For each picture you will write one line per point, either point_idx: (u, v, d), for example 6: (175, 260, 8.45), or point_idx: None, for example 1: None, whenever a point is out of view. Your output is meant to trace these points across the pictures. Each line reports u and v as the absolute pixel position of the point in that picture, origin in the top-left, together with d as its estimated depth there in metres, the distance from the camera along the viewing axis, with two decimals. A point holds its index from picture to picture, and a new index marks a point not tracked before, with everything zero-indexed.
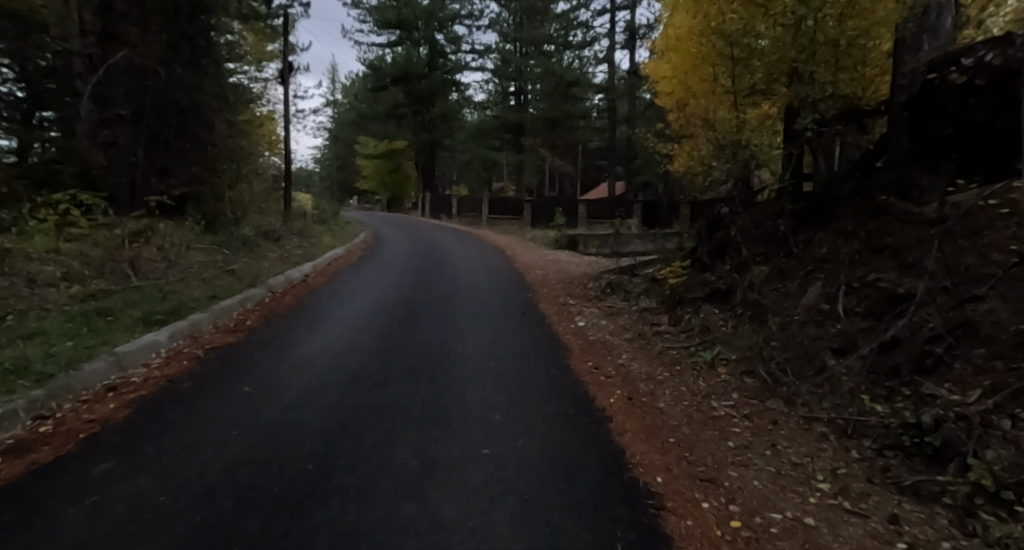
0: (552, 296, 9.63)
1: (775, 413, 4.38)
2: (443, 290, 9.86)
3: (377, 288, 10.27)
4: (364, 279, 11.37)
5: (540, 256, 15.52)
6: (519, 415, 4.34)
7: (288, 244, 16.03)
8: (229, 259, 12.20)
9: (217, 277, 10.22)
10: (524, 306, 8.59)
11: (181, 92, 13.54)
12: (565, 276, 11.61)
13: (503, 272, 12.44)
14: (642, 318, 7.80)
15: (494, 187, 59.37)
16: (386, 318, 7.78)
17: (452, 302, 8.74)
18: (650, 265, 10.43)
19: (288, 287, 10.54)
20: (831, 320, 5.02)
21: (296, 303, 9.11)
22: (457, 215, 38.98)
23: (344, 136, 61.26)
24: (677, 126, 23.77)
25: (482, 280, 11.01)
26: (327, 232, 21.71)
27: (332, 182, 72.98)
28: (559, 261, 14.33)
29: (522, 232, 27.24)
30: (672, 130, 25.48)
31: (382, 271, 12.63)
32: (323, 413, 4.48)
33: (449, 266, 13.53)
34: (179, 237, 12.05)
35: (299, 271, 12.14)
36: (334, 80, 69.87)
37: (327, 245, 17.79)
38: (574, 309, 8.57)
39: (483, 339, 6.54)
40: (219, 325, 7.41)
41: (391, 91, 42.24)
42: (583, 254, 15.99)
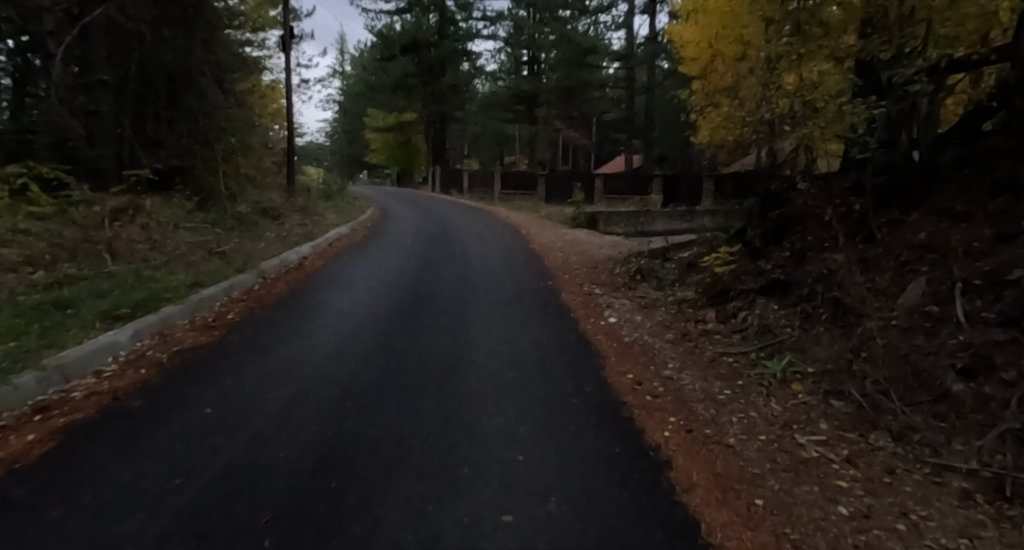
0: (575, 285, 8.58)
1: (887, 456, 3.32)
2: (452, 277, 8.86)
3: (380, 274, 9.28)
4: (367, 263, 10.38)
5: (558, 237, 14.45)
6: (550, 459, 3.33)
7: (288, 222, 15.08)
8: (222, 238, 11.28)
9: (204, 261, 9.26)
10: (543, 298, 7.57)
11: (170, 56, 12.53)
12: (587, 260, 10.53)
13: (518, 255, 11.43)
14: (683, 313, 6.74)
15: (506, 161, 58.01)
16: (387, 313, 6.79)
17: (463, 293, 7.76)
18: (684, 249, 9.34)
19: (282, 272, 9.56)
20: (947, 328, 3.94)
21: (289, 291, 8.12)
22: (468, 190, 37.86)
23: (353, 108, 59.92)
24: (703, 95, 22.40)
25: (495, 265, 10.00)
26: (332, 208, 20.74)
27: (341, 156, 71.85)
28: (578, 243, 13.24)
29: (535, 209, 26.13)
30: (696, 100, 24.11)
31: (387, 253, 11.65)
32: (299, 448, 3.48)
33: (459, 247, 12.51)
34: (167, 216, 11.10)
35: (298, 254, 11.18)
36: (343, 51, 68.26)
37: (331, 222, 16.83)
38: (601, 301, 7.51)
39: (499, 343, 5.56)
40: (196, 319, 6.41)
41: (400, 61, 40.83)
42: (603, 233, 14.91)
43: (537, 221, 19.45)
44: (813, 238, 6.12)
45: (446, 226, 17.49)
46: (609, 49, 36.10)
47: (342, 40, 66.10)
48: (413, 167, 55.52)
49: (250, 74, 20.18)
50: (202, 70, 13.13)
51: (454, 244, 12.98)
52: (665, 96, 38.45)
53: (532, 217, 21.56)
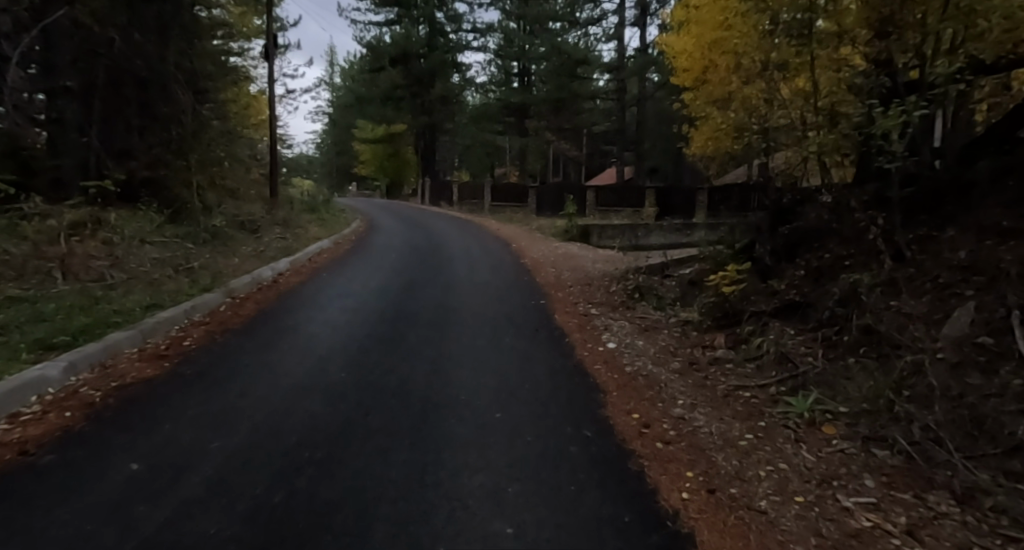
0: (569, 304, 7.98)
1: (957, 526, 2.67)
2: (436, 297, 8.27)
3: (359, 293, 8.66)
4: (347, 281, 9.75)
5: (549, 251, 13.88)
6: (547, 531, 2.71)
7: (267, 236, 14.44)
8: (192, 254, 10.63)
9: (167, 279, 8.59)
10: (535, 320, 6.98)
11: (141, 62, 11.93)
12: (581, 277, 9.93)
13: (507, 271, 10.83)
14: (688, 337, 6.13)
15: (496, 173, 57.64)
16: (363, 338, 6.16)
17: (446, 315, 7.15)
18: (685, 266, 8.79)
19: (253, 290, 8.89)
20: (1009, 365, 3.36)
21: (258, 313, 7.46)
22: (457, 202, 37.37)
23: (342, 120, 59.41)
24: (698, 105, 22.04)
25: (483, 283, 9.41)
26: (315, 221, 20.10)
27: (330, 168, 71.28)
28: (571, 257, 12.68)
29: (526, 221, 25.64)
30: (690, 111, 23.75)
31: (369, 269, 11.03)
32: (241, 518, 2.83)
33: (445, 262, 11.93)
34: (133, 230, 10.44)
35: (274, 270, 10.53)
36: (333, 63, 67.91)
37: (313, 236, 16.20)
38: (598, 323, 6.92)
39: (485, 375, 4.95)
40: (147, 347, 5.72)
41: (389, 72, 40.44)
42: (596, 247, 14.40)
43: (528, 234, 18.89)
44: (831, 256, 5.56)
45: (434, 239, 16.87)
46: (600, 61, 35.86)
47: (332, 51, 65.72)
48: (402, 179, 55.02)
49: (231, 83, 19.61)
50: (175, 77, 12.52)
51: (441, 259, 12.39)
52: (656, 108, 38.21)
53: (523, 230, 21.02)
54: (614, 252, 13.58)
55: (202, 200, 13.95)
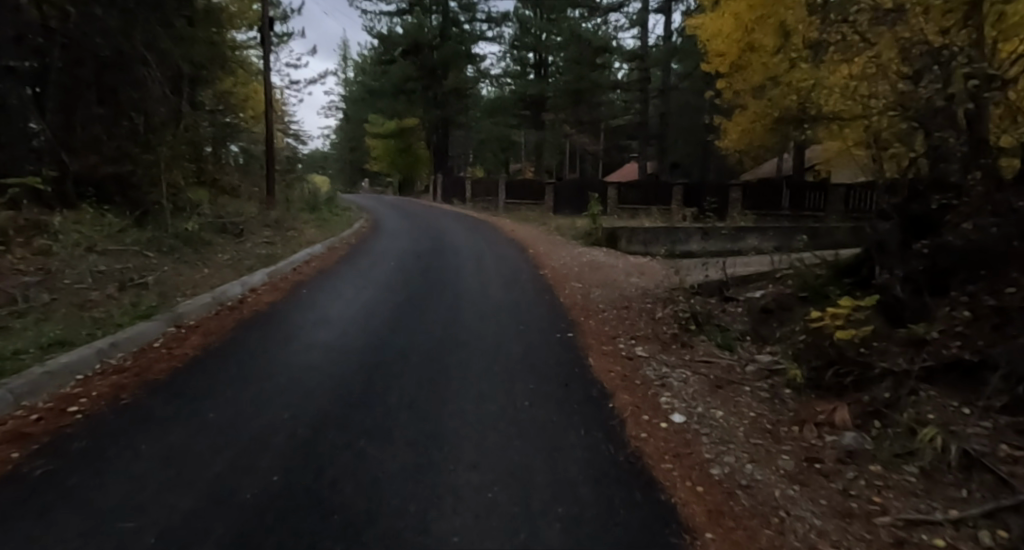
0: (605, 339, 6.17)
1: None
2: (433, 328, 6.52)
3: (339, 321, 6.90)
4: (327, 302, 8.02)
5: (569, 260, 12.07)
6: None
7: (253, 240, 12.81)
8: (150, 264, 8.99)
9: (103, 301, 6.90)
10: (558, 368, 5.20)
11: (100, 40, 10.39)
12: (614, 296, 8.13)
13: (521, 286, 9.06)
14: (785, 405, 4.32)
15: (512, 170, 55.84)
16: (325, 404, 4.39)
17: (442, 359, 5.40)
18: (754, 289, 6.98)
19: (209, 314, 7.14)
20: None
21: (202, 352, 5.68)
22: (471, 199, 35.64)
23: (354, 115, 57.95)
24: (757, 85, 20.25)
25: (491, 305, 7.66)
26: (314, 222, 18.47)
27: (344, 164, 70.00)
28: (600, 268, 10.85)
29: (543, 221, 23.85)
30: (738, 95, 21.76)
31: (356, 285, 9.30)
32: None
33: (450, 274, 10.18)
34: (80, 236, 8.82)
35: (246, 287, 8.80)
36: (347, 59, 66.57)
37: (307, 240, 14.54)
38: (652, 374, 5.08)
39: (492, 489, 3.17)
40: (11, 419, 3.94)
41: (400, 64, 38.80)
42: (626, 254, 12.64)
43: (546, 237, 17.06)
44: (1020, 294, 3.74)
45: (442, 242, 15.16)
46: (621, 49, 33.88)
47: (345, 44, 64.19)
48: (415, 175, 53.45)
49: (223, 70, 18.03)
50: (146, 58, 10.89)
51: (445, 269, 10.68)
52: (681, 100, 36.16)
53: (540, 232, 19.19)
54: (648, 260, 11.81)
55: (180, 200, 12.36)
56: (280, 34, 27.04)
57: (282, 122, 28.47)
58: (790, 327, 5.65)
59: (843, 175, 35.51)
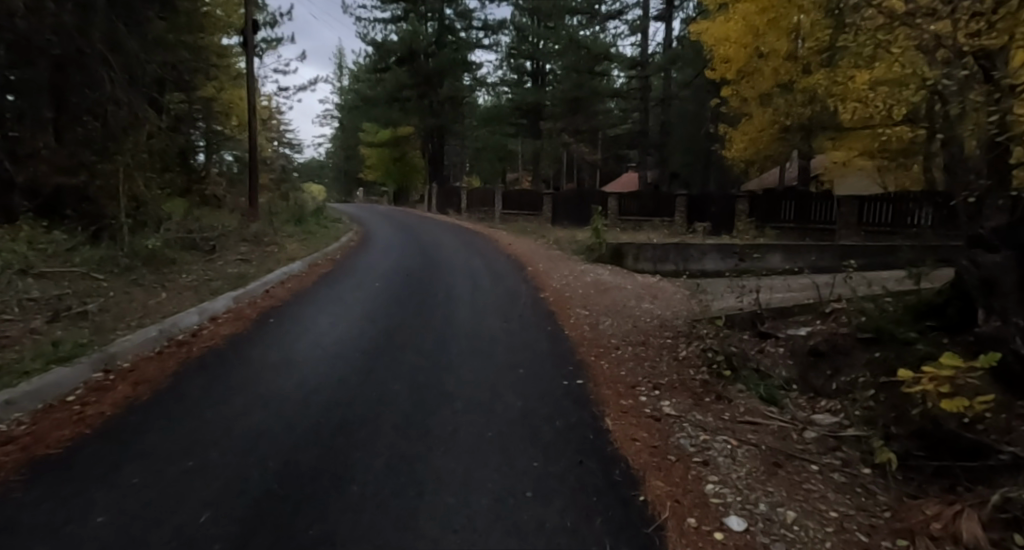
0: (622, 389, 5.09)
1: None
2: (414, 376, 5.43)
3: (304, 365, 5.79)
4: (293, 337, 6.91)
5: (569, 281, 11.03)
6: None
7: (225, 257, 11.75)
8: (95, 287, 7.89)
9: (20, 337, 5.77)
10: (568, 437, 4.12)
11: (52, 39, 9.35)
12: (627, 328, 7.07)
13: (518, 315, 7.98)
14: (873, 501, 3.26)
15: (509, 179, 55.01)
16: (264, 498, 3.29)
17: (423, 425, 4.31)
18: (793, 326, 5.97)
19: (152, 353, 6.01)
20: None
21: (125, 410, 4.50)
22: (466, 209, 34.68)
23: (349, 123, 57.05)
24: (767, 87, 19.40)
25: (484, 342, 6.60)
26: (298, 235, 17.44)
27: (340, 173, 69.13)
28: (607, 292, 9.81)
29: (540, 233, 22.89)
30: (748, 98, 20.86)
31: (331, 314, 8.19)
32: None
33: (441, 299, 9.11)
34: (14, 257, 7.74)
35: (204, 317, 7.64)
36: (343, 67, 65.82)
37: (287, 256, 13.50)
38: (690, 443, 4.01)
39: None
40: None
41: (394, 71, 37.93)
42: (632, 273, 11.65)
43: (546, 252, 16.04)
44: None
45: (433, 259, 14.12)
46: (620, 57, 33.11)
47: (341, 53, 63.55)
48: (410, 184, 52.53)
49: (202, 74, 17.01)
50: (104, 58, 9.80)
51: (433, 294, 9.61)
52: (682, 109, 35.40)
53: (539, 246, 18.18)
54: (658, 282, 10.81)
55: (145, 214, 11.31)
56: (268, 39, 26.13)
57: (272, 130, 27.49)
58: (855, 383, 4.63)
59: (848, 186, 34.64)
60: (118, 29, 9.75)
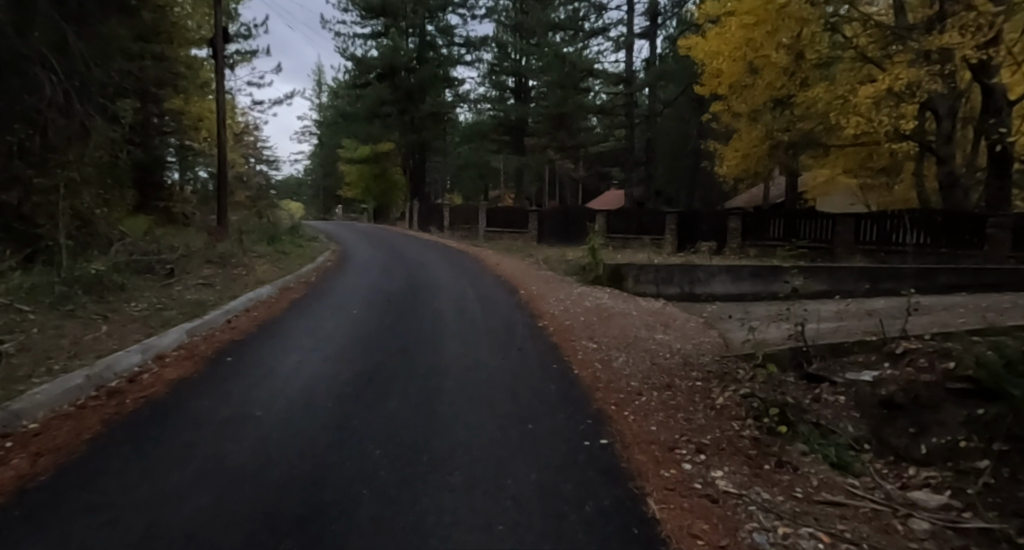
0: (659, 454, 4.09)
1: None
2: (398, 437, 4.40)
3: (263, 422, 4.73)
4: (254, 381, 5.84)
5: (567, 306, 10.10)
6: None
7: (184, 285, 10.66)
8: (20, 320, 6.77)
9: None
10: (604, 529, 3.09)
11: None
12: (646, 366, 6.11)
13: (517, 349, 7.00)
14: None
15: (492, 196, 54.25)
16: None
17: (413, 513, 3.29)
18: (858, 370, 5.06)
19: (73, 408, 4.86)
20: None
21: (14, 498, 3.38)
22: (449, 227, 33.77)
23: (329, 140, 56.00)
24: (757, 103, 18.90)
25: (480, 386, 5.60)
26: (269, 256, 16.33)
27: (320, 190, 67.88)
28: (611, 319, 8.86)
29: (527, 252, 22.04)
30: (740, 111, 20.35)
31: (301, 350, 7.14)
32: None
33: (427, 330, 8.09)
34: None
35: (149, 356, 6.52)
36: (322, 84, 64.90)
37: (256, 280, 12.46)
38: (770, 539, 3.03)
39: None
40: None
41: (375, 87, 37.12)
42: (635, 298, 10.78)
43: (536, 274, 15.11)
44: None
45: (416, 280, 13.12)
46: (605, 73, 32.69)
47: (321, 69, 62.69)
48: (390, 201, 51.52)
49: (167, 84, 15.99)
50: (45, 61, 8.75)
51: (418, 323, 8.60)
52: (667, 126, 35.03)
53: (528, 266, 17.29)
54: (664, 307, 9.97)
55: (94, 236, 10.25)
56: (241, 52, 25.28)
57: (247, 146, 26.44)
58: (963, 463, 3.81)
59: (833, 203, 34.43)
60: (61, 28, 8.63)
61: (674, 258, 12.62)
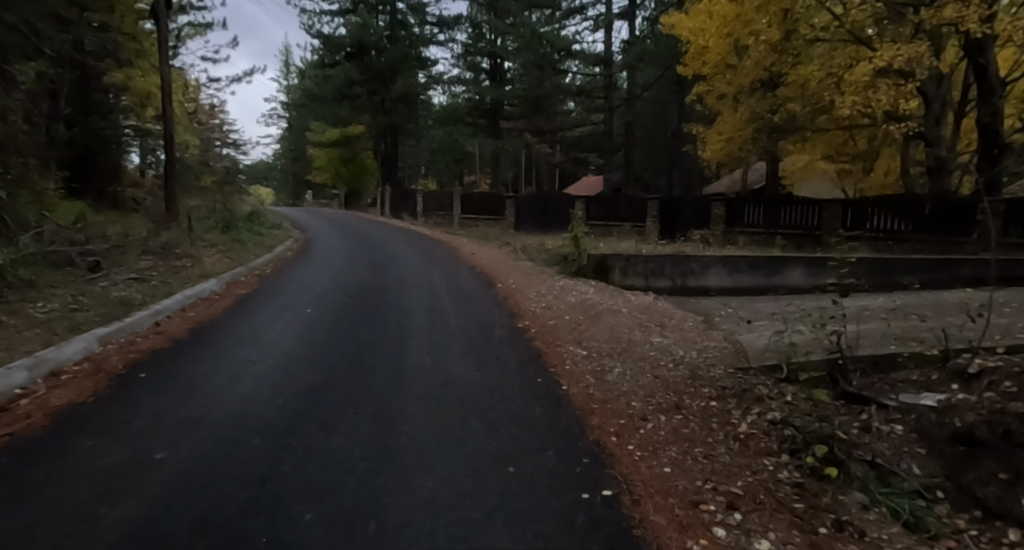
0: (681, 514, 3.10)
1: None
2: (331, 485, 3.44)
3: (161, 464, 3.76)
4: (166, 404, 4.84)
5: (549, 302, 9.20)
6: None
7: (105, 283, 9.59)
8: None
9: None
10: None
11: None
12: (647, 378, 5.16)
13: (493, 358, 6.08)
14: None
15: (468, 181, 52.92)
16: None
17: None
18: (905, 395, 4.30)
19: None
20: None
21: None
22: (422, 214, 32.54)
23: (298, 122, 53.95)
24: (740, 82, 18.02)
25: (447, 406, 4.67)
26: (222, 248, 15.08)
27: (290, 174, 65.76)
28: (599, 317, 7.97)
29: (502, 241, 21.04)
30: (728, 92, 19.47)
31: (236, 359, 6.15)
32: None
33: (387, 333, 7.12)
34: None
35: (39, 376, 5.50)
36: (292, 64, 62.53)
37: (199, 274, 11.36)
38: None
39: None
40: None
41: (343, 67, 35.49)
42: (621, 293, 9.91)
43: (515, 264, 14.16)
44: None
45: (383, 272, 12.14)
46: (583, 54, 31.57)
47: (289, 49, 60.32)
48: (362, 186, 49.90)
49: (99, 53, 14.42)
50: None
51: (379, 323, 7.64)
52: (646, 109, 34.16)
53: (505, 255, 16.33)
54: (654, 302, 9.12)
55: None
56: (194, 25, 23.65)
57: (207, 129, 24.93)
58: None
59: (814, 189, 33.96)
60: None
61: (665, 247, 11.80)
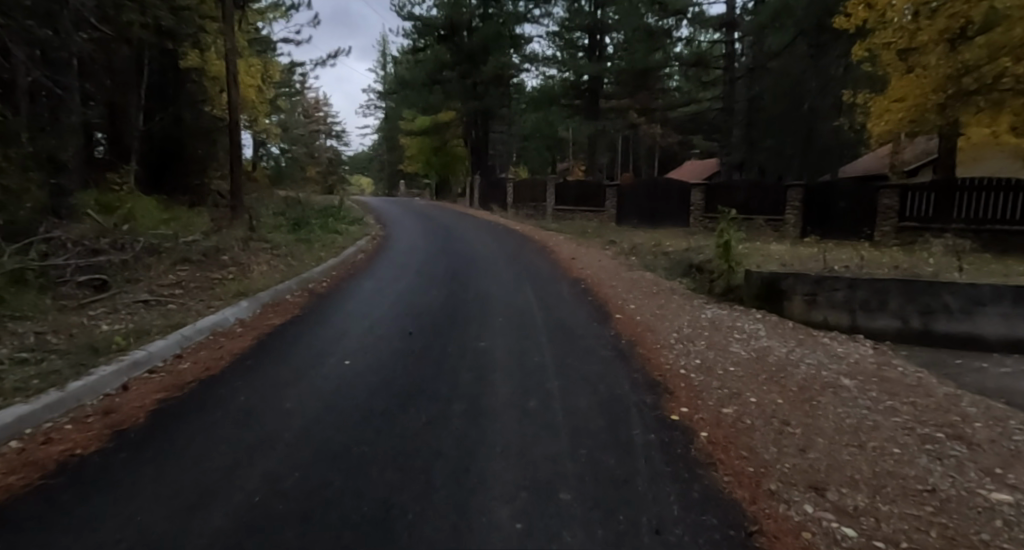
0: None
1: None
2: None
3: None
4: None
5: (706, 358, 5.92)
6: None
7: (102, 310, 7.25)
8: None
9: None
10: None
11: None
12: None
13: (648, 536, 2.97)
14: None
15: (560, 167, 49.75)
16: None
17: None
18: None
19: None
20: None
21: None
22: (512, 205, 29.84)
23: (391, 111, 52.89)
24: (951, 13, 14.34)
25: None
26: (282, 252, 12.85)
27: (384, 163, 65.41)
28: (816, 404, 4.67)
29: (607, 238, 17.74)
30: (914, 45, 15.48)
31: (180, 501, 3.43)
32: None
33: (454, 440, 4.15)
34: None
35: None
36: (387, 53, 61.82)
37: (234, 291, 8.90)
38: None
39: None
40: None
41: (434, 49, 33.36)
42: (819, 340, 6.70)
43: (629, 276, 10.95)
44: None
45: (462, 292, 9.28)
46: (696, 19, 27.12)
47: (384, 38, 59.63)
48: (452, 176, 47.94)
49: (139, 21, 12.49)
50: None
51: (439, 408, 4.76)
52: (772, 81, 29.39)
53: (614, 261, 13.12)
54: (881, 355, 6.14)
55: None
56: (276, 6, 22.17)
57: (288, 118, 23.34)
58: None
59: None
60: None
61: (881, 263, 8.72)
